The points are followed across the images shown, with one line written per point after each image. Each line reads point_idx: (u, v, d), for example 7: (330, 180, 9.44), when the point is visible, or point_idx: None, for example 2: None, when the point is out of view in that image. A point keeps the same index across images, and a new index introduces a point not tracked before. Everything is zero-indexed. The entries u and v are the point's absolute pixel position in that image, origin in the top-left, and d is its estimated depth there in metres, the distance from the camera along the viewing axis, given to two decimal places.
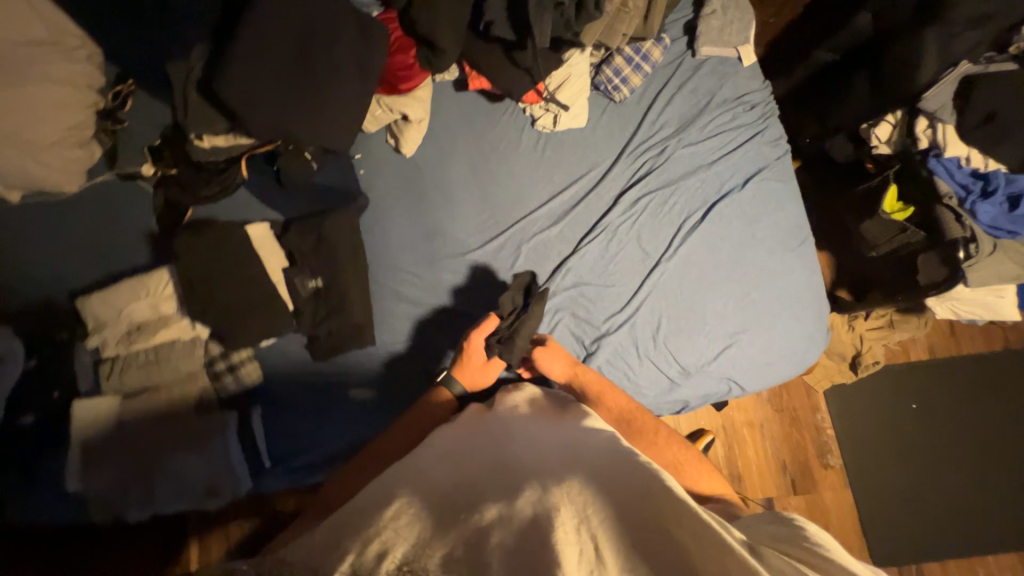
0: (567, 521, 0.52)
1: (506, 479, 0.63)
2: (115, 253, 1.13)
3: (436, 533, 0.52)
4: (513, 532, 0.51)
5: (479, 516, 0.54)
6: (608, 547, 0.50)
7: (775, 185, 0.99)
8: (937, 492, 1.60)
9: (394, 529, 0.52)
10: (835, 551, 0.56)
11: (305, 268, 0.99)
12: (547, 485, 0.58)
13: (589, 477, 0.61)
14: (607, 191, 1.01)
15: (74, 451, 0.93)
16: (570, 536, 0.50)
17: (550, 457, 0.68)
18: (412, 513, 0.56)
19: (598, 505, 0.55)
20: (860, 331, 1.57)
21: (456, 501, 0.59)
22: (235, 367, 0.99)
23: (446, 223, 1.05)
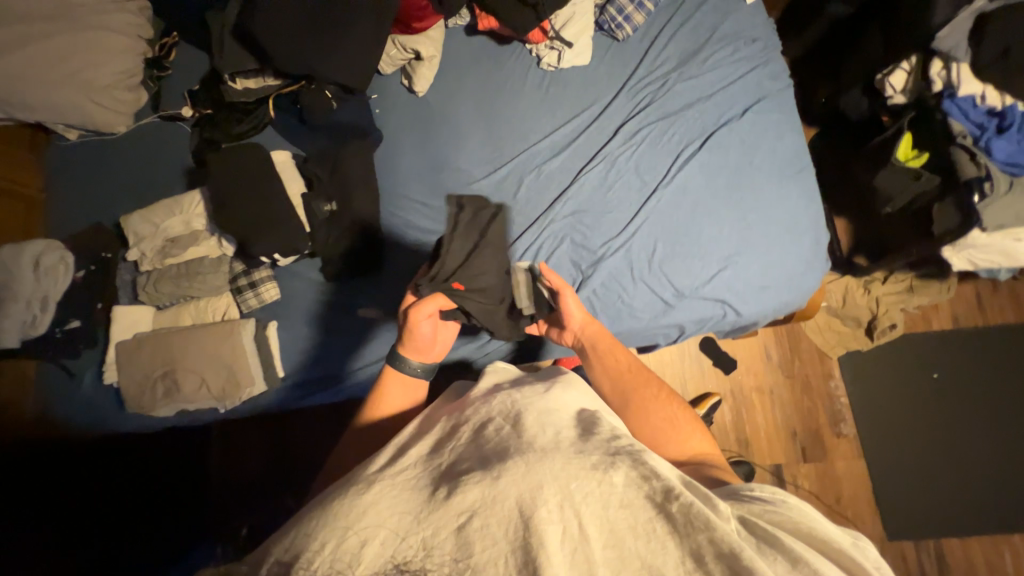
0: (551, 498, 0.45)
1: (489, 448, 0.54)
2: (155, 185, 1.24)
3: (414, 520, 0.46)
4: (499, 520, 0.44)
5: (458, 498, 0.46)
6: (596, 524, 0.44)
7: (775, 114, 1.00)
8: (957, 466, 1.53)
9: (375, 515, 0.47)
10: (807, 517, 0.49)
11: (320, 192, 1.06)
12: (529, 458, 0.49)
13: (583, 446, 0.52)
14: (607, 123, 1.04)
15: (114, 351, 1.03)
16: (553, 517, 0.43)
17: (536, 423, 0.56)
18: (393, 493, 0.50)
19: (585, 482, 0.46)
20: (877, 294, 1.55)
21: (442, 468, 0.53)
22: (256, 285, 1.06)
23: (453, 156, 1.10)
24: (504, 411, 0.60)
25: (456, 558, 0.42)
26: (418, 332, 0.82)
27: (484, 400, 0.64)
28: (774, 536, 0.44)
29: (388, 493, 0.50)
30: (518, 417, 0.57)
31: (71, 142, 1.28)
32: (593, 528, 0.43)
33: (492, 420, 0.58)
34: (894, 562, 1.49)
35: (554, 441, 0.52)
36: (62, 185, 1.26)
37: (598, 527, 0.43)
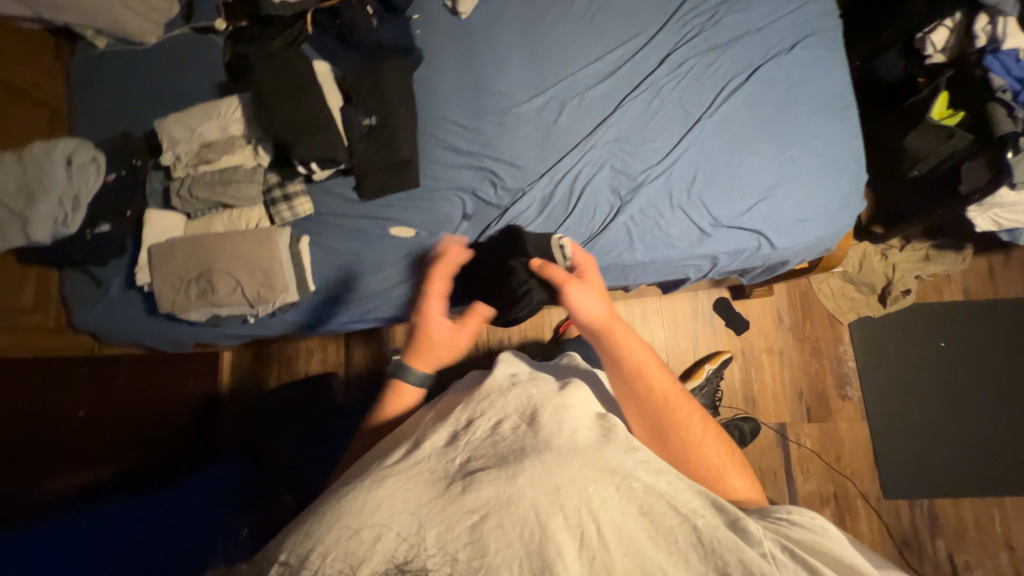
0: (568, 502, 0.48)
1: (504, 445, 0.55)
2: (183, 97, 1.22)
3: (430, 512, 0.48)
4: (512, 521, 0.46)
5: (472, 495, 0.48)
6: (614, 532, 0.47)
7: (823, 50, 1.00)
8: (956, 431, 1.58)
9: (389, 510, 0.48)
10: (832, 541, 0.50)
11: (360, 106, 1.05)
12: (547, 459, 0.51)
13: (602, 448, 0.54)
14: (653, 53, 1.04)
15: (146, 253, 1.03)
16: (568, 525, 0.47)
17: (553, 421, 0.57)
18: (408, 486, 0.51)
19: (604, 488, 0.50)
20: (894, 260, 1.58)
21: (456, 463, 0.53)
22: (290, 198, 1.05)
23: (494, 79, 1.08)
24: (520, 406, 0.60)
25: (470, 558, 0.44)
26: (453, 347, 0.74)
27: (499, 391, 0.64)
28: (809, 561, 0.46)
29: (401, 487, 0.51)
30: (534, 415, 0.58)
31: (99, 50, 1.26)
32: (610, 536, 0.46)
33: (510, 415, 0.59)
34: (888, 519, 1.54)
35: (573, 441, 0.54)
36: (88, 93, 1.24)
37: (616, 535, 0.47)
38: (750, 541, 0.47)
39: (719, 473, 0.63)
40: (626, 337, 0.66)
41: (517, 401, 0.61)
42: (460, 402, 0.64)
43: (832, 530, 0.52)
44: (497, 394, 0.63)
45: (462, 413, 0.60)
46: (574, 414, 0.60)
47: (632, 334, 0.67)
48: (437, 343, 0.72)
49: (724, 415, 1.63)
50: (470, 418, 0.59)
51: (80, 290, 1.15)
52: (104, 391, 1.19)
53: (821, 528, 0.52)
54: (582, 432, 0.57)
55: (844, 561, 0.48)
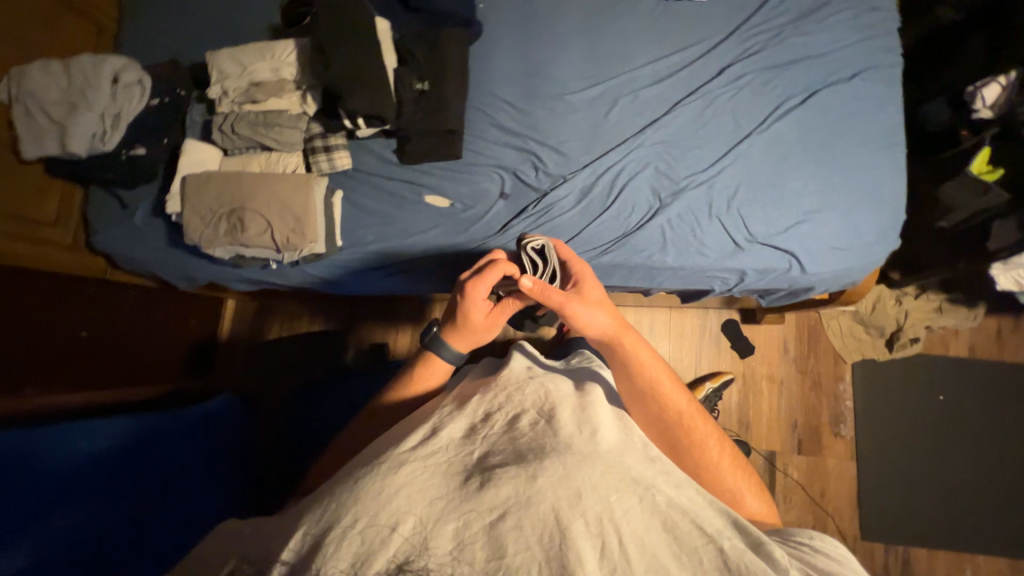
0: (589, 509, 0.45)
1: (523, 442, 0.53)
2: (236, 33, 1.20)
3: (446, 506, 0.46)
4: (533, 522, 0.44)
5: (491, 492, 0.46)
6: (635, 546, 0.44)
7: (881, 84, 1.00)
8: (941, 484, 1.60)
9: (405, 497, 0.46)
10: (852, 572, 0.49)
11: (415, 70, 1.05)
12: (569, 461, 0.49)
13: (622, 454, 0.53)
14: (713, 62, 1.04)
15: (180, 183, 1.02)
16: (589, 532, 0.44)
17: (572, 420, 0.56)
18: (423, 476, 0.49)
19: (625, 498, 0.47)
20: (907, 307, 1.59)
21: (474, 456, 0.52)
22: (330, 150, 1.05)
23: (550, 64, 1.08)
24: (537, 400, 0.59)
25: (486, 558, 0.42)
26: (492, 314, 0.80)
27: (517, 383, 0.64)
28: None
29: (418, 476, 0.49)
30: (552, 412, 0.57)
31: None
32: (632, 548, 0.43)
33: (527, 412, 0.58)
34: (862, 559, 1.56)
35: (595, 445, 0.52)
36: (140, 15, 1.22)
37: (638, 548, 0.44)
38: (777, 566, 0.45)
39: (732, 491, 0.64)
40: (636, 350, 0.70)
41: (534, 395, 0.60)
42: (476, 394, 0.63)
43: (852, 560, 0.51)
44: (513, 387, 0.62)
45: (479, 406, 0.59)
46: (592, 410, 0.59)
47: (642, 347, 0.70)
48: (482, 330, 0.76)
49: None
50: (488, 411, 0.58)
51: (105, 212, 1.13)
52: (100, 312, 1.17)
53: (842, 559, 0.51)
54: (603, 436, 0.54)
55: None
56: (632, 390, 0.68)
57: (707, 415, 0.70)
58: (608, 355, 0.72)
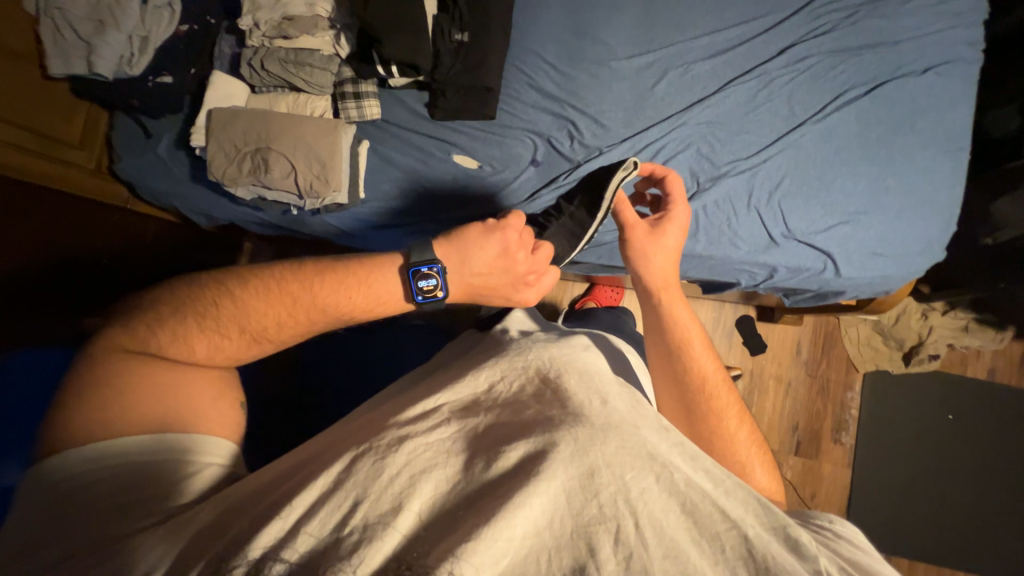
0: (603, 492, 0.45)
1: (526, 416, 0.52)
2: None
3: (455, 486, 0.47)
4: (544, 504, 0.45)
5: (499, 467, 0.47)
6: (652, 532, 0.44)
7: (955, 82, 0.92)
8: (934, 498, 1.60)
9: (410, 477, 0.46)
10: (868, 558, 0.50)
11: (456, 18, 0.98)
12: (580, 436, 0.48)
13: (636, 423, 0.51)
14: (776, 40, 0.96)
15: (205, 117, 0.99)
16: (602, 516, 0.44)
17: (580, 387, 0.54)
18: (427, 454, 0.48)
19: (641, 476, 0.46)
20: (932, 322, 1.54)
21: (478, 429, 0.51)
22: (360, 98, 1.01)
23: (601, 25, 1.00)
24: (540, 365, 0.58)
25: (499, 535, 0.42)
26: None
27: (520, 349, 0.62)
28: None
29: (424, 448, 0.48)
30: (557, 380, 0.56)
31: None
32: (648, 532, 0.43)
33: (526, 378, 0.57)
34: None
35: (607, 414, 0.51)
36: None
37: (655, 534, 0.44)
38: (801, 557, 0.44)
39: (743, 463, 0.64)
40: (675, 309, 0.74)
41: (538, 360, 0.59)
42: (480, 361, 0.62)
43: (868, 543, 0.53)
44: (516, 351, 0.61)
45: (482, 377, 0.57)
46: (598, 377, 0.58)
47: (681, 307, 0.74)
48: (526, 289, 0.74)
49: None
50: (491, 381, 0.57)
51: (129, 139, 1.12)
52: (128, 247, 1.19)
53: (862, 545, 0.52)
54: (613, 404, 0.53)
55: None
56: (662, 342, 0.72)
57: (732, 388, 0.71)
58: (648, 305, 0.76)
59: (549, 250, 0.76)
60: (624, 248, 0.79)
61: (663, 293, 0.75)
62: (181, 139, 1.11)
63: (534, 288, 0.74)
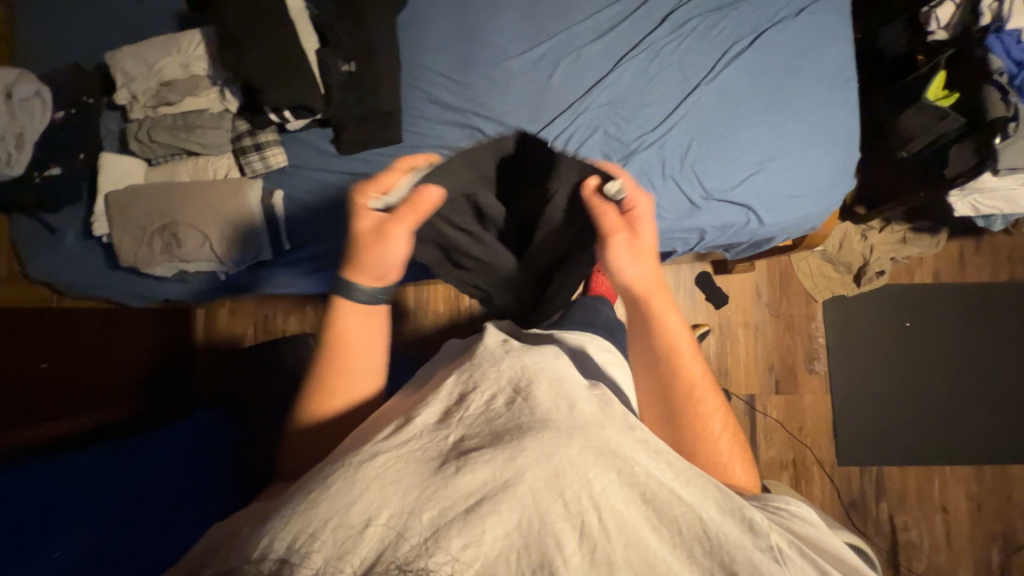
0: (568, 488, 0.41)
1: (499, 423, 0.47)
2: (136, 24, 1.07)
3: (417, 495, 0.41)
4: (510, 507, 0.40)
5: (465, 479, 0.42)
6: (614, 527, 0.40)
7: (832, 15, 0.95)
8: (909, 404, 1.68)
9: (375, 492, 0.41)
10: (812, 527, 0.51)
11: (338, 48, 0.96)
12: (547, 437, 0.44)
13: (602, 423, 0.48)
14: (655, 9, 0.97)
15: (103, 202, 0.95)
16: (568, 513, 0.40)
17: (548, 393, 0.49)
18: (398, 467, 0.44)
19: (604, 471, 0.43)
20: (872, 241, 1.60)
21: (446, 440, 0.46)
22: (262, 148, 0.98)
23: (485, 27, 0.99)
24: (512, 373, 0.51)
25: (461, 549, 0.38)
26: (392, 254, 0.62)
27: (492, 358, 0.54)
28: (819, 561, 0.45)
29: (389, 467, 0.43)
30: (528, 387, 0.50)
31: None
32: (610, 523, 0.40)
33: (497, 388, 0.50)
34: (840, 482, 1.66)
35: (574, 416, 0.47)
36: (18, 12, 1.06)
37: (619, 527, 0.40)
38: (755, 532, 0.43)
39: (725, 465, 0.61)
40: (661, 311, 0.65)
41: (510, 371, 0.52)
42: (449, 373, 0.56)
43: (815, 516, 0.54)
44: (488, 361, 0.54)
45: (454, 387, 0.51)
46: (568, 382, 0.52)
47: (672, 308, 0.66)
48: (371, 245, 0.62)
49: None
50: (462, 393, 0.51)
51: (30, 238, 1.05)
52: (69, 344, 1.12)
53: (810, 520, 0.52)
54: (581, 408, 0.48)
55: (827, 549, 0.49)
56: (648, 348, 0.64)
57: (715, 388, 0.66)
58: (630, 309, 0.67)
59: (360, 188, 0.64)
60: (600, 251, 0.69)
61: (645, 299, 0.66)
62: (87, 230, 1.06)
63: (367, 185, 0.64)
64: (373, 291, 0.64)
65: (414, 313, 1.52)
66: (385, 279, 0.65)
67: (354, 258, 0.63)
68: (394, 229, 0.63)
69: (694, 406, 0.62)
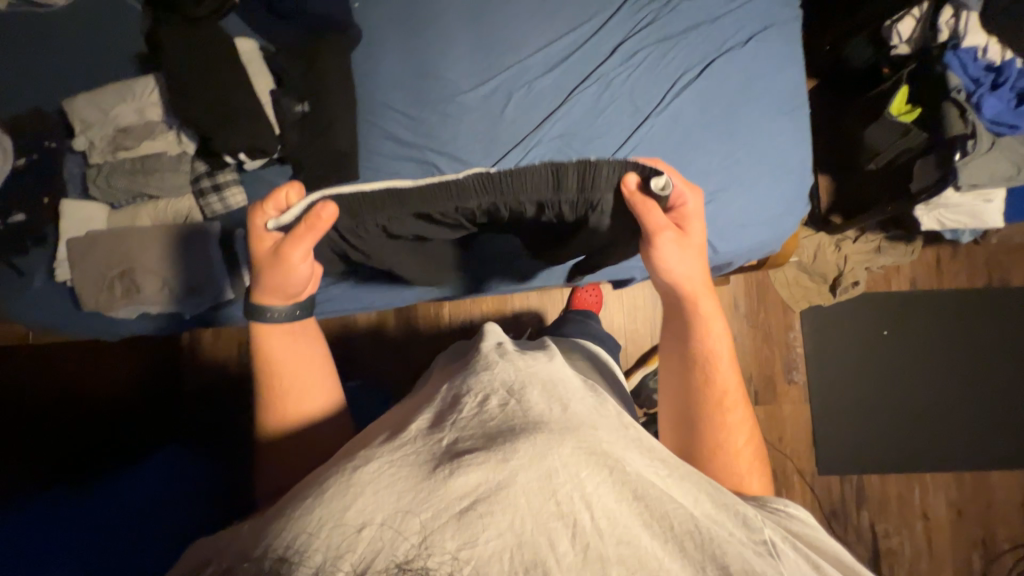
0: (561, 487, 0.42)
1: (493, 425, 0.48)
2: (99, 71, 1.09)
3: (413, 499, 0.41)
4: (504, 509, 0.40)
5: (459, 480, 0.42)
6: (606, 520, 0.41)
7: (780, 44, 0.96)
8: (888, 412, 1.68)
9: (372, 495, 0.42)
10: (812, 527, 0.54)
11: (292, 91, 0.98)
12: (540, 439, 0.44)
13: (596, 423, 0.49)
14: (606, 40, 0.97)
15: (64, 248, 0.97)
16: (560, 512, 0.41)
17: (543, 397, 0.50)
18: (392, 471, 0.44)
19: (597, 471, 0.44)
20: (846, 251, 1.59)
21: (441, 444, 0.46)
22: (220, 188, 0.99)
23: (437, 62, 1.00)
24: (505, 378, 0.53)
25: (458, 550, 0.39)
26: (295, 274, 0.69)
27: (486, 364, 0.56)
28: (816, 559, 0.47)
29: (384, 472, 0.44)
30: (521, 391, 0.51)
31: None
32: (604, 523, 0.41)
33: (493, 391, 0.51)
34: (820, 492, 1.66)
35: (566, 418, 0.48)
36: None
37: (610, 522, 0.41)
38: (750, 528, 0.47)
39: (742, 477, 0.65)
40: (703, 316, 0.73)
41: (504, 373, 0.54)
42: (452, 383, 0.56)
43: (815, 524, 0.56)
44: (482, 367, 0.56)
45: (448, 394, 0.53)
46: (564, 385, 0.55)
47: (715, 316, 0.73)
48: (274, 267, 0.68)
49: None
50: (456, 396, 0.52)
51: None
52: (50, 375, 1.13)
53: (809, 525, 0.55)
54: (573, 410, 0.50)
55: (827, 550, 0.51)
56: (686, 349, 0.72)
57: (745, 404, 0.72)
58: (674, 308, 0.75)
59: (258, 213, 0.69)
60: (647, 251, 0.72)
61: (690, 302, 0.73)
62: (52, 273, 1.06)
63: (261, 207, 0.68)
64: (286, 308, 0.72)
65: (390, 337, 1.52)
66: (292, 295, 0.73)
67: (264, 280, 0.70)
68: (290, 252, 0.67)
69: (719, 406, 0.69)
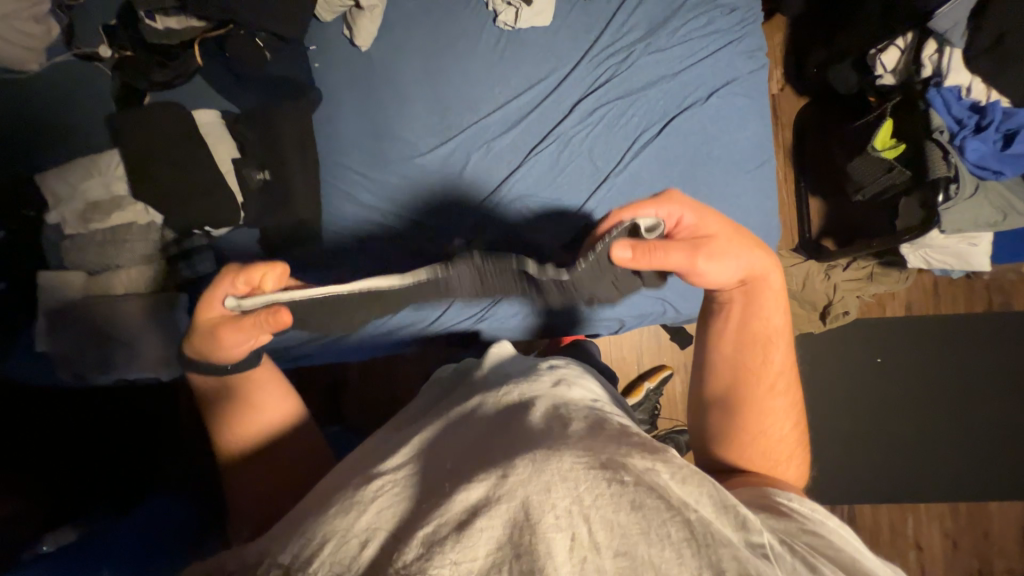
0: (558, 500, 0.37)
1: (493, 443, 0.46)
2: (62, 134, 1.08)
3: (409, 515, 0.39)
4: (499, 520, 0.36)
5: (460, 496, 0.39)
6: (607, 529, 0.36)
7: (741, 100, 0.97)
8: (882, 439, 1.64)
9: (376, 513, 0.40)
10: (826, 527, 0.48)
11: (252, 158, 0.97)
12: (537, 455, 0.41)
13: (595, 435, 0.44)
14: (564, 97, 0.98)
15: (41, 322, 0.99)
16: (560, 524, 0.35)
17: (540, 416, 0.48)
18: (396, 491, 0.42)
19: (596, 481, 0.38)
20: (836, 280, 1.45)
21: (443, 463, 0.45)
22: (189, 255, 1.03)
23: (396, 124, 1.00)
24: (511, 400, 0.53)
25: (457, 561, 0.34)
26: (227, 350, 0.64)
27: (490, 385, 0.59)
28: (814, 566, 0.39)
29: (389, 491, 0.42)
30: (524, 411, 0.50)
31: None
32: (602, 533, 0.35)
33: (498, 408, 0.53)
34: None
35: (563, 433, 0.45)
36: None
37: (608, 531, 0.36)
38: (748, 532, 0.40)
39: (777, 459, 0.66)
40: (766, 295, 0.69)
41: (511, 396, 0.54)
42: (463, 406, 0.57)
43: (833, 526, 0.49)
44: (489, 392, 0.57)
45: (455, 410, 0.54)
46: (566, 403, 0.52)
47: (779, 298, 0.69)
48: (210, 339, 0.64)
49: (661, 428, 1.70)
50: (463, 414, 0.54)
51: None
52: None
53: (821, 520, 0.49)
54: (574, 426, 0.46)
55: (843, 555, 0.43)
56: (745, 329, 0.69)
57: (791, 384, 0.70)
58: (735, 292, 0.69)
59: (221, 279, 0.65)
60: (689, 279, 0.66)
61: (758, 284, 0.69)
62: (22, 325, 1.01)
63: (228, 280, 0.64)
64: (212, 369, 0.67)
65: None
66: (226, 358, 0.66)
67: (200, 346, 0.65)
68: (228, 334, 0.63)
69: (766, 386, 0.68)
